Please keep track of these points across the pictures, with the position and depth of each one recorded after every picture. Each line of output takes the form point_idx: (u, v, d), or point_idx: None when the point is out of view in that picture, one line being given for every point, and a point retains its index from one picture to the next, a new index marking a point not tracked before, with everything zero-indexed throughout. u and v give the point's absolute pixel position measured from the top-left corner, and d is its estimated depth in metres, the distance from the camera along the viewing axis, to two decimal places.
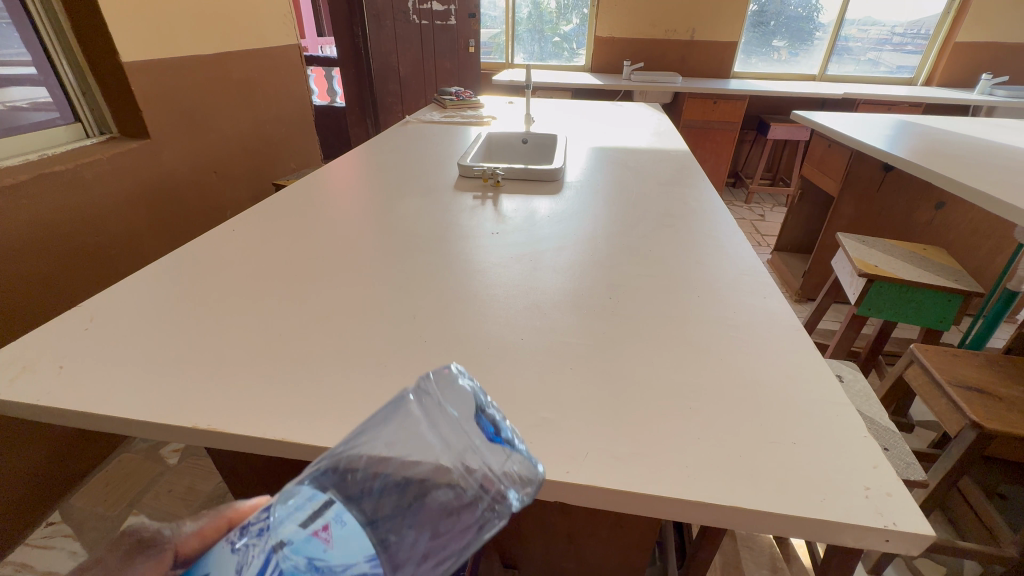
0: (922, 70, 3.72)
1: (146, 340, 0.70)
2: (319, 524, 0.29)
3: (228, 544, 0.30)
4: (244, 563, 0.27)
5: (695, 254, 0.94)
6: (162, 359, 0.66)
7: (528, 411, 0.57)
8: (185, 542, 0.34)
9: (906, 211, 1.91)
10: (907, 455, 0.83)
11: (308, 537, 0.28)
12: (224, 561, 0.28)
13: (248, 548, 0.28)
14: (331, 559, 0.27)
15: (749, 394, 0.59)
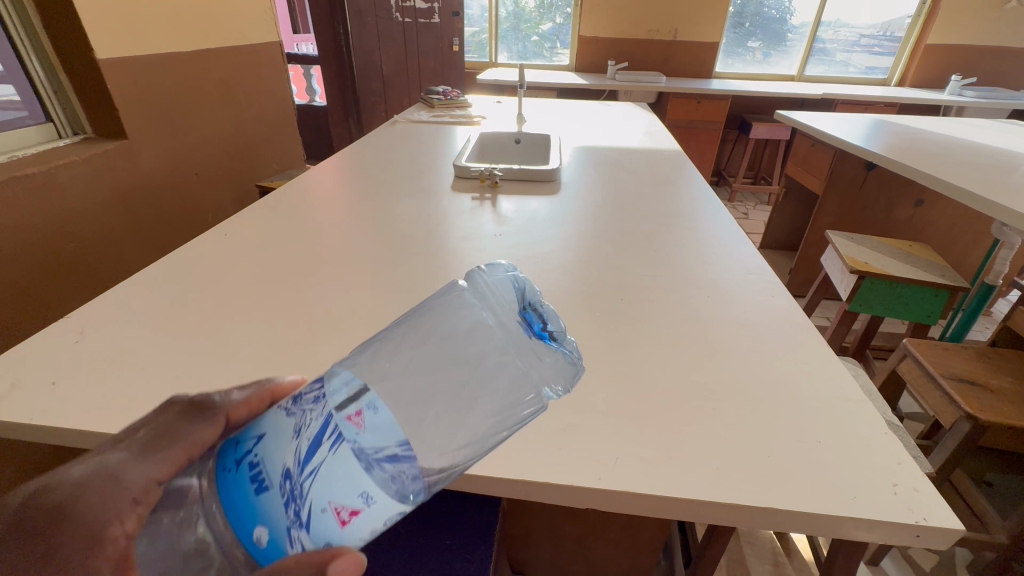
0: (896, 70, 3.84)
1: (144, 352, 0.66)
2: (352, 409, 0.32)
3: (284, 409, 0.35)
4: (302, 425, 0.33)
5: (699, 253, 0.94)
6: (162, 372, 0.62)
7: (552, 417, 0.56)
8: (236, 406, 0.42)
9: (887, 208, 1.96)
10: (911, 447, 0.85)
11: (342, 421, 0.32)
12: (284, 423, 0.34)
13: (307, 413, 0.33)
14: (363, 442, 0.31)
15: (773, 393, 0.59)
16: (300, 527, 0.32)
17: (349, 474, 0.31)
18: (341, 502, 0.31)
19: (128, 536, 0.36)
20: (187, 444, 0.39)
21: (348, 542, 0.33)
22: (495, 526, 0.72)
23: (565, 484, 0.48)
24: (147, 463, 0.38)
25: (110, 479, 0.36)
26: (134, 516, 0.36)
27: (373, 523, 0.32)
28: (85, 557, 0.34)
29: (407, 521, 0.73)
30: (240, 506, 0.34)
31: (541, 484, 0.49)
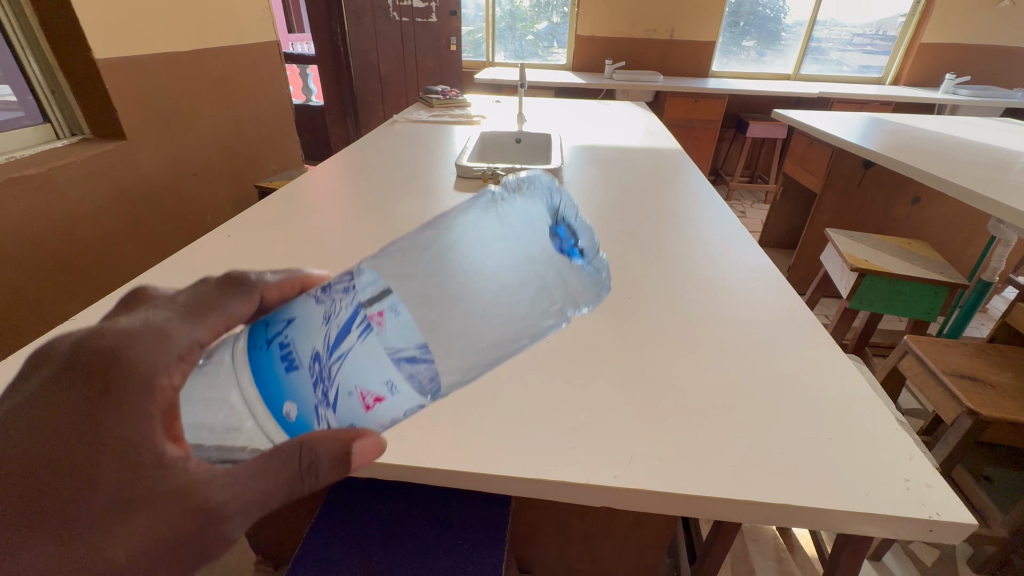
0: (890, 69, 3.87)
1: None
2: (376, 309, 0.37)
3: (311, 298, 0.39)
4: (333, 312, 0.38)
5: (704, 250, 0.95)
6: None
7: (565, 415, 0.56)
8: (270, 287, 0.42)
9: (885, 206, 1.98)
10: None
11: (367, 319, 0.37)
12: (312, 309, 0.38)
13: (336, 303, 0.38)
14: (386, 339, 0.37)
15: (784, 389, 0.59)
16: (327, 407, 0.37)
17: (375, 360, 0.36)
18: (365, 387, 0.36)
19: (176, 390, 0.35)
20: (227, 315, 0.38)
21: (369, 425, 0.38)
22: (505, 526, 0.72)
23: (580, 483, 0.48)
24: (192, 324, 0.36)
25: (156, 333, 0.34)
26: (181, 371, 0.35)
27: (392, 411, 0.38)
28: (139, 407, 0.33)
29: (417, 522, 0.73)
30: (267, 386, 0.36)
31: (557, 483, 0.49)
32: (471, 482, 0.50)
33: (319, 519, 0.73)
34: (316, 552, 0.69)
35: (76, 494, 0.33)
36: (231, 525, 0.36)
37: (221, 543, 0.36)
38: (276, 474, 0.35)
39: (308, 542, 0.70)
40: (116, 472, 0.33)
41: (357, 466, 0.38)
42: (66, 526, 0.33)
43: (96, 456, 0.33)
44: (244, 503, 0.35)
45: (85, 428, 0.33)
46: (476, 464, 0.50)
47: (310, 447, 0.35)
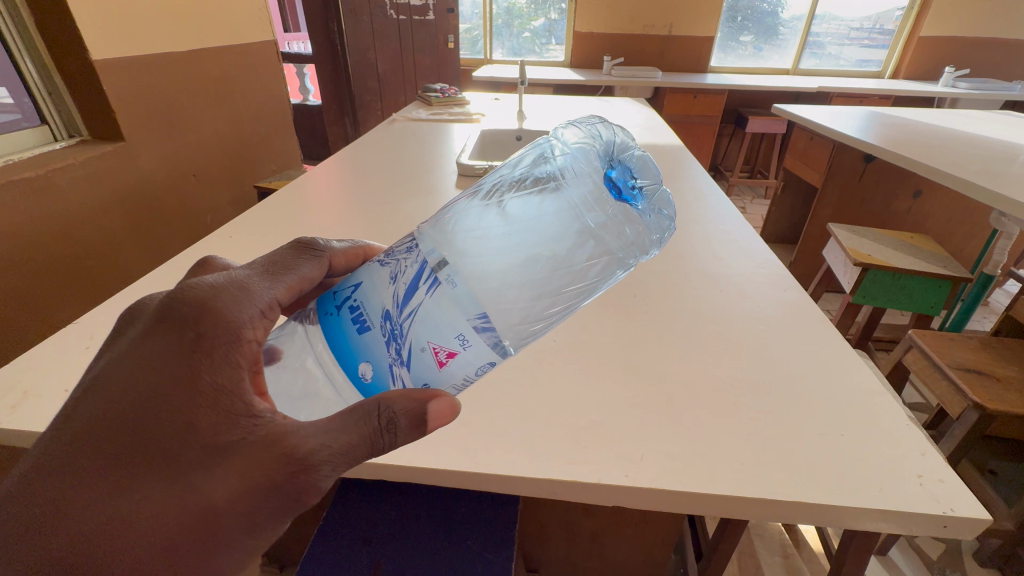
0: (889, 63, 3.86)
1: None
2: (442, 276, 0.36)
3: (376, 263, 0.40)
4: (399, 273, 0.38)
5: (708, 247, 0.94)
6: None
7: (576, 414, 0.55)
8: (336, 254, 0.52)
9: (886, 200, 1.97)
10: None
11: (434, 285, 0.36)
12: (378, 273, 0.39)
13: (402, 263, 0.38)
14: (453, 303, 0.36)
15: (797, 384, 0.59)
16: (402, 365, 0.38)
17: (445, 312, 0.36)
18: (437, 341, 0.36)
19: (259, 343, 0.39)
20: (299, 275, 0.46)
21: (442, 385, 0.39)
22: (514, 526, 0.72)
23: (592, 482, 0.48)
24: (272, 283, 0.43)
25: (242, 290, 0.40)
26: (263, 326, 0.40)
27: (465, 368, 0.37)
28: (228, 356, 0.37)
29: (425, 524, 0.72)
30: (345, 349, 0.39)
31: (569, 483, 0.48)
32: (483, 483, 0.50)
33: (326, 522, 0.73)
34: (324, 556, 0.68)
35: (181, 440, 0.36)
36: (321, 475, 0.38)
37: (313, 490, 0.39)
38: (357, 429, 0.38)
39: (316, 546, 0.69)
40: (213, 419, 0.36)
41: (433, 427, 0.39)
42: (167, 472, 0.36)
43: (196, 397, 0.36)
44: (333, 455, 0.38)
45: (183, 379, 0.36)
46: (488, 465, 0.50)
47: (388, 404, 0.37)
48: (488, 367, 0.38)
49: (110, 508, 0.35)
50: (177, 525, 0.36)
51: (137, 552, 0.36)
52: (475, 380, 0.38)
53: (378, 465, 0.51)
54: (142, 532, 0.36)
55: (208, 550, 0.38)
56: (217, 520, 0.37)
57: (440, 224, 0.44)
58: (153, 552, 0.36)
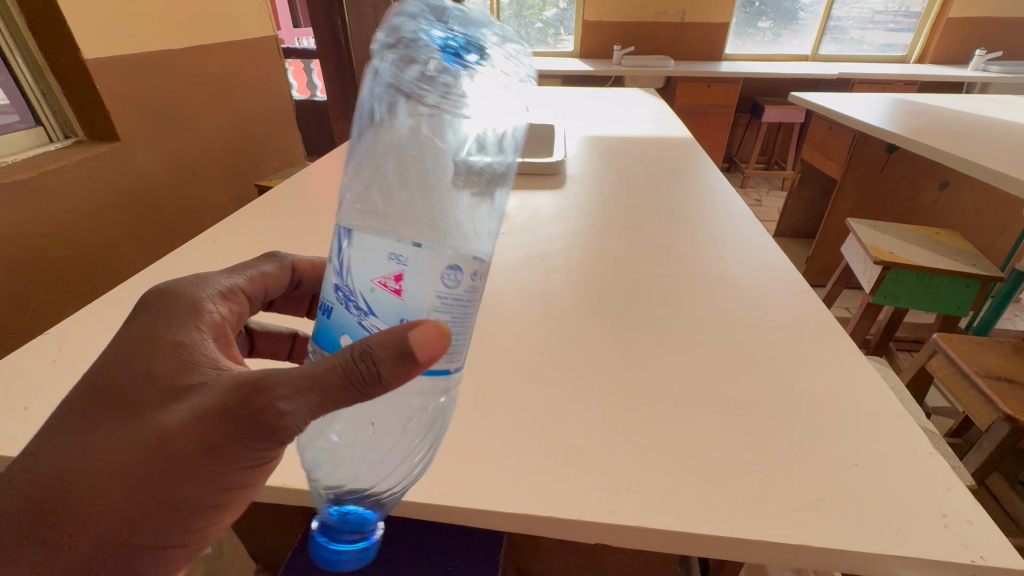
0: (915, 47, 3.69)
1: None
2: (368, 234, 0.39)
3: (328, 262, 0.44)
4: (334, 251, 0.41)
5: (714, 247, 0.88)
6: None
7: (559, 439, 0.51)
8: (299, 259, 0.63)
9: (910, 192, 1.87)
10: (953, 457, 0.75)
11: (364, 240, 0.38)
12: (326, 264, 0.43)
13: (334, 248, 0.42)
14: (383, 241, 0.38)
15: (807, 406, 0.53)
16: (368, 315, 0.39)
17: (373, 250, 0.38)
18: (380, 273, 0.37)
19: (217, 316, 0.48)
20: (259, 272, 0.57)
21: (420, 314, 0.39)
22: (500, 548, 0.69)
23: (572, 519, 0.43)
24: (231, 273, 0.54)
25: (201, 280, 0.50)
26: (222, 304, 0.50)
27: (424, 286, 0.38)
28: (184, 319, 0.45)
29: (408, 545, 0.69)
30: (326, 335, 0.42)
31: (548, 520, 0.44)
32: (455, 516, 0.46)
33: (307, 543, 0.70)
34: None
35: (137, 385, 0.41)
36: (279, 401, 0.38)
37: (265, 415, 0.39)
38: (326, 360, 0.38)
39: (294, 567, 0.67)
40: (168, 364, 0.42)
41: (423, 357, 0.38)
42: (133, 411, 0.40)
43: (153, 349, 0.43)
44: (297, 383, 0.38)
45: (149, 333, 0.43)
46: (460, 497, 0.46)
47: (359, 340, 0.37)
48: (458, 273, 0.38)
49: (77, 447, 0.40)
50: (135, 455, 0.39)
51: (103, 483, 0.39)
52: (444, 292, 0.38)
53: None
54: (100, 461, 0.39)
55: (166, 479, 0.40)
56: (177, 454, 0.39)
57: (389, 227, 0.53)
58: (118, 487, 0.39)
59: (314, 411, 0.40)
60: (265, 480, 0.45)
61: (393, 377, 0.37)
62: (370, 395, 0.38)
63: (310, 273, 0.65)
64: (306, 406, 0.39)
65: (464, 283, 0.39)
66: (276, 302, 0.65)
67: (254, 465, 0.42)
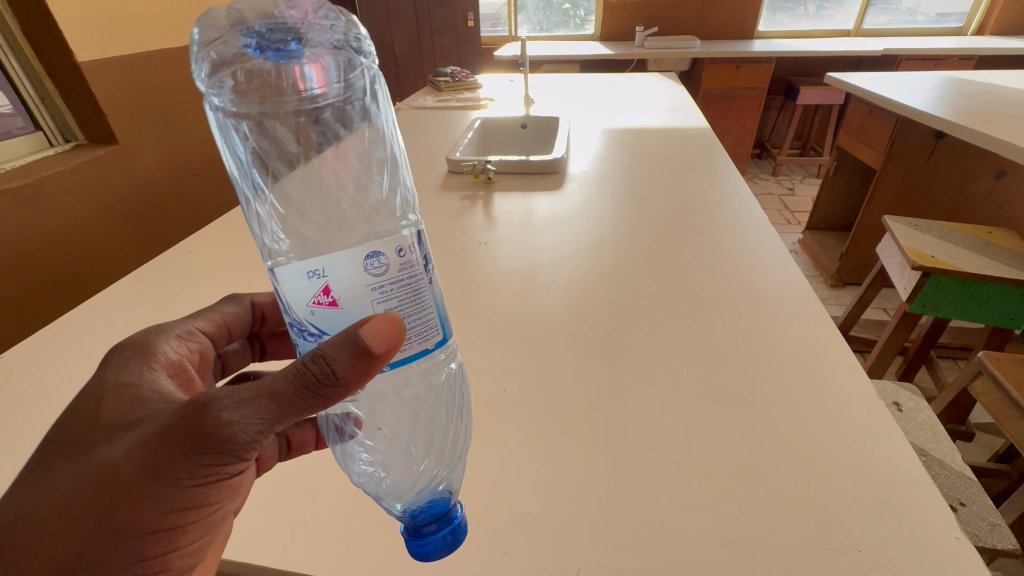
0: (973, 17, 3.35)
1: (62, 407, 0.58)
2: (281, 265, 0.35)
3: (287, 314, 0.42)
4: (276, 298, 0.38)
5: (720, 259, 0.78)
6: None
7: (507, 501, 0.45)
8: (259, 294, 0.58)
9: (958, 182, 1.69)
10: (991, 516, 0.65)
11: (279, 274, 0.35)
12: None
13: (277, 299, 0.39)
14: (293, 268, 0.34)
15: (801, 469, 0.45)
16: (326, 337, 0.36)
17: (288, 279, 0.34)
18: (309, 295, 0.34)
19: (175, 354, 0.45)
20: (221, 311, 0.53)
21: (368, 311, 0.36)
22: None
23: None
24: (190, 318, 0.51)
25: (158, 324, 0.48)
26: (183, 345, 0.47)
27: (354, 287, 0.34)
28: (133, 357, 0.42)
29: None
30: None
31: None
32: None
33: None
34: None
35: (85, 424, 0.38)
36: (222, 410, 0.34)
37: (213, 429, 0.34)
38: (278, 371, 0.35)
39: None
40: (115, 404, 0.38)
41: (379, 349, 0.34)
42: (75, 450, 0.36)
43: (100, 388, 0.39)
44: (243, 393, 0.34)
45: (100, 375, 0.40)
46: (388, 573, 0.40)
47: (310, 348, 0.34)
48: (381, 259, 0.35)
49: (16, 495, 0.35)
50: (74, 492, 0.34)
51: (37, 527, 0.34)
52: (378, 280, 0.35)
53: (266, 562, 0.43)
54: (38, 502, 0.34)
55: (108, 511, 0.34)
56: (116, 480, 0.34)
57: (315, 230, 0.48)
58: (51, 527, 0.34)
59: (267, 419, 0.35)
60: (227, 505, 0.39)
61: (349, 372, 0.34)
62: (331, 397, 0.35)
63: (273, 305, 0.59)
64: (262, 416, 0.35)
65: (393, 266, 0.35)
66: (267, 349, 0.63)
67: (210, 487, 0.37)
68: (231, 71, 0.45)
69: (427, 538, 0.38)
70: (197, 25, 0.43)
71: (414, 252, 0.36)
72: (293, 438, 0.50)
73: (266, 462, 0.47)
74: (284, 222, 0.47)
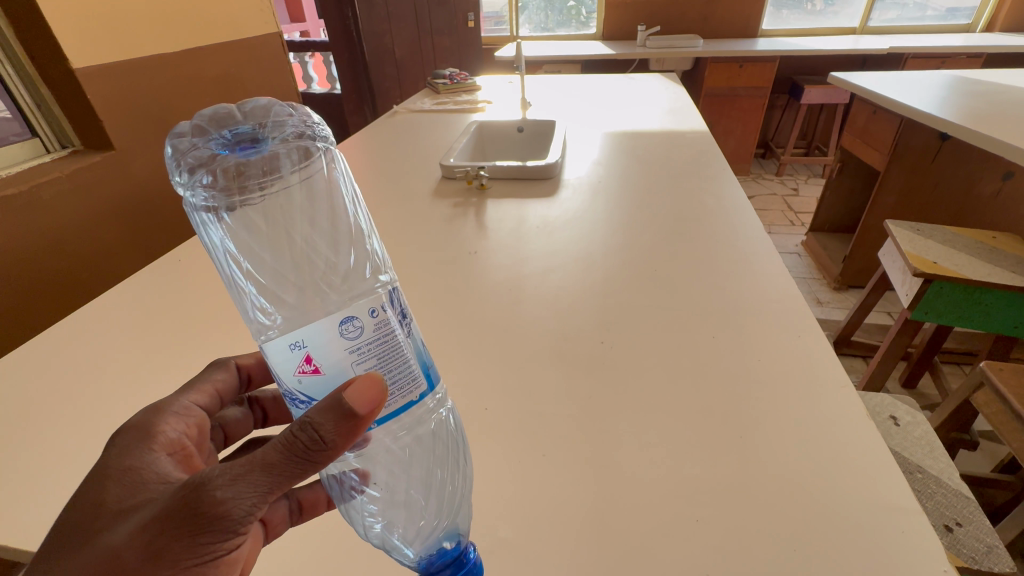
0: (982, 13, 3.29)
1: (44, 422, 0.58)
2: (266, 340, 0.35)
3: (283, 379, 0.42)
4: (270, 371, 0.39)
5: (712, 271, 0.77)
6: (50, 450, 0.54)
7: (485, 528, 0.44)
8: (245, 356, 0.53)
9: (964, 184, 1.66)
10: (988, 538, 0.64)
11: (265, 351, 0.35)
12: None
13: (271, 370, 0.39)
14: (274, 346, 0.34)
15: (785, 495, 0.44)
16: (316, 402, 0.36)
17: (270, 354, 0.34)
18: (290, 366, 0.34)
19: (176, 433, 0.42)
20: (212, 381, 0.49)
21: (348, 374, 0.35)
22: None
23: None
24: (182, 392, 0.46)
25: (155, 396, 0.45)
26: (183, 422, 0.43)
27: (333, 353, 0.34)
28: (129, 432, 0.40)
29: None
30: None
31: None
32: None
33: None
34: None
35: (87, 508, 0.37)
36: (217, 488, 0.33)
37: (212, 511, 0.33)
38: (268, 441, 0.35)
39: None
40: (115, 488, 0.37)
41: (363, 410, 0.34)
42: (79, 537, 0.36)
43: (100, 468, 0.38)
44: (235, 468, 0.34)
45: (99, 464, 0.39)
46: None
47: (298, 417, 0.34)
48: (356, 322, 0.34)
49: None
50: None
51: None
52: (358, 345, 0.35)
53: None
54: None
55: None
56: (121, 567, 0.34)
57: (296, 297, 0.46)
58: None
59: (261, 491, 0.34)
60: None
61: (339, 436, 0.34)
62: (321, 460, 0.35)
63: (261, 367, 0.54)
64: (258, 490, 0.34)
65: (368, 327, 0.35)
66: (269, 415, 0.57)
67: (211, 563, 0.36)
68: (207, 172, 0.48)
69: None
70: (171, 142, 0.49)
71: (388, 311, 0.36)
72: (304, 500, 0.47)
73: (275, 527, 0.44)
74: (265, 294, 0.46)
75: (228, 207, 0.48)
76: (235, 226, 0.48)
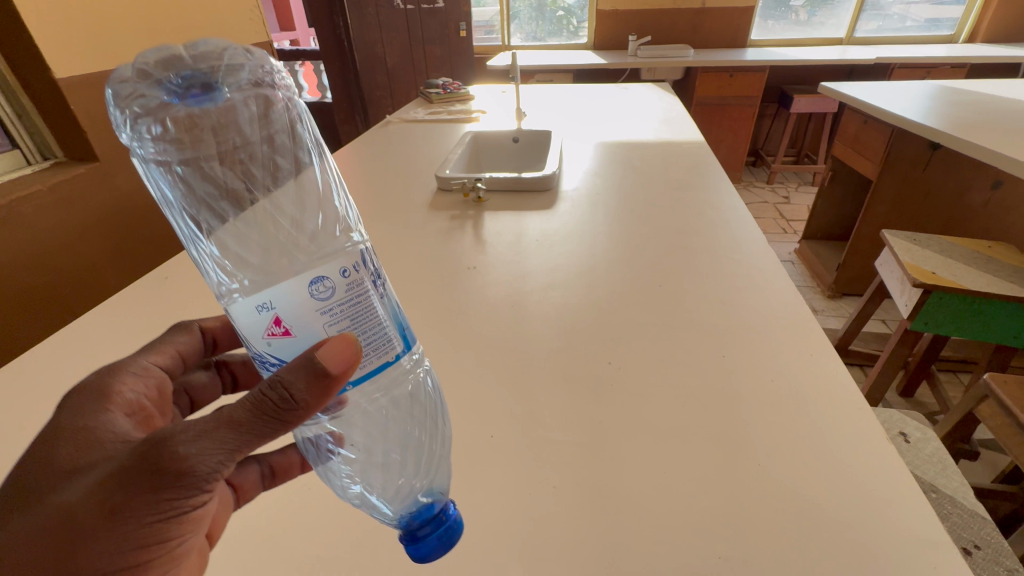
0: (964, 25, 3.37)
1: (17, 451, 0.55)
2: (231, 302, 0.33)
3: None
4: None
5: (717, 286, 0.75)
6: None
7: (494, 566, 0.41)
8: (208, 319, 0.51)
9: (954, 192, 1.68)
10: (1006, 559, 0.63)
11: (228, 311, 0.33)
12: None
13: None
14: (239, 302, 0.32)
15: (806, 526, 0.42)
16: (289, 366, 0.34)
17: (236, 314, 0.31)
18: (257, 328, 0.31)
19: (134, 392, 0.40)
20: (175, 344, 0.47)
21: (321, 334, 0.33)
22: None
23: None
24: (141, 353, 0.44)
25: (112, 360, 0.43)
26: (141, 382, 0.41)
27: (303, 314, 0.31)
28: (85, 393, 0.38)
29: None
30: None
31: None
32: None
33: None
34: None
35: (34, 467, 0.34)
36: (178, 445, 0.31)
37: (172, 468, 0.31)
38: (235, 399, 0.33)
39: None
40: (64, 446, 0.35)
41: (336, 369, 0.32)
42: (26, 497, 0.33)
43: (49, 427, 0.36)
44: (199, 425, 0.32)
45: (49, 422, 0.36)
46: None
47: (270, 376, 0.32)
48: (327, 282, 0.32)
49: None
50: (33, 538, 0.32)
51: None
52: (329, 304, 0.32)
53: None
54: None
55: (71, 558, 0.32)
56: (78, 524, 0.32)
57: (261, 257, 0.44)
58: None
59: (228, 449, 0.33)
60: (192, 537, 0.37)
61: (311, 397, 0.32)
62: (293, 421, 0.33)
63: (227, 331, 0.52)
64: (223, 447, 0.33)
65: (340, 287, 0.32)
66: (239, 380, 0.55)
67: (173, 521, 0.35)
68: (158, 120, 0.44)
69: (422, 541, 0.37)
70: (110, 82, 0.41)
71: (361, 271, 0.33)
72: (276, 465, 0.48)
73: (247, 492, 0.46)
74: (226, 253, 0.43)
75: (180, 160, 0.45)
76: (191, 180, 0.46)
